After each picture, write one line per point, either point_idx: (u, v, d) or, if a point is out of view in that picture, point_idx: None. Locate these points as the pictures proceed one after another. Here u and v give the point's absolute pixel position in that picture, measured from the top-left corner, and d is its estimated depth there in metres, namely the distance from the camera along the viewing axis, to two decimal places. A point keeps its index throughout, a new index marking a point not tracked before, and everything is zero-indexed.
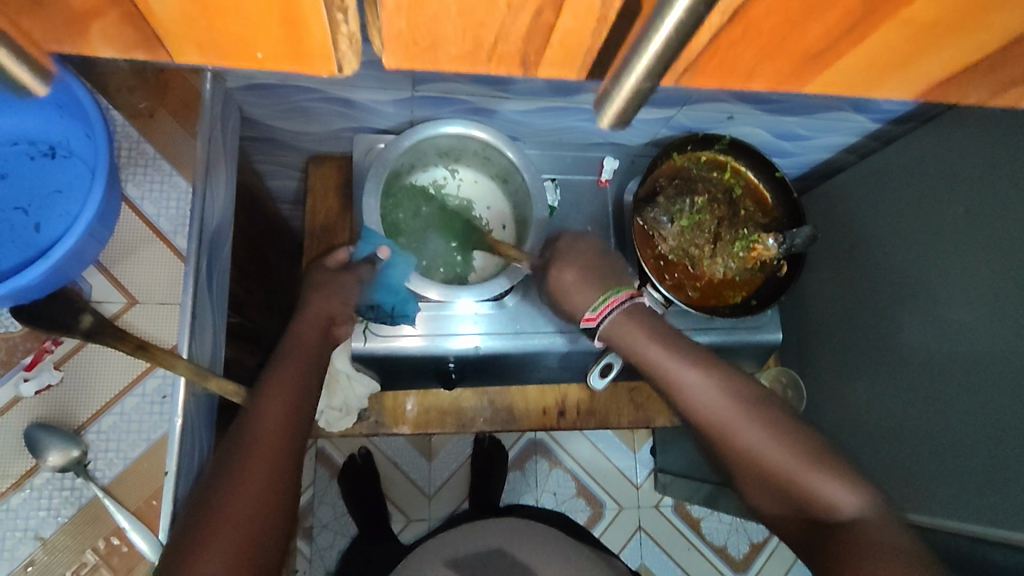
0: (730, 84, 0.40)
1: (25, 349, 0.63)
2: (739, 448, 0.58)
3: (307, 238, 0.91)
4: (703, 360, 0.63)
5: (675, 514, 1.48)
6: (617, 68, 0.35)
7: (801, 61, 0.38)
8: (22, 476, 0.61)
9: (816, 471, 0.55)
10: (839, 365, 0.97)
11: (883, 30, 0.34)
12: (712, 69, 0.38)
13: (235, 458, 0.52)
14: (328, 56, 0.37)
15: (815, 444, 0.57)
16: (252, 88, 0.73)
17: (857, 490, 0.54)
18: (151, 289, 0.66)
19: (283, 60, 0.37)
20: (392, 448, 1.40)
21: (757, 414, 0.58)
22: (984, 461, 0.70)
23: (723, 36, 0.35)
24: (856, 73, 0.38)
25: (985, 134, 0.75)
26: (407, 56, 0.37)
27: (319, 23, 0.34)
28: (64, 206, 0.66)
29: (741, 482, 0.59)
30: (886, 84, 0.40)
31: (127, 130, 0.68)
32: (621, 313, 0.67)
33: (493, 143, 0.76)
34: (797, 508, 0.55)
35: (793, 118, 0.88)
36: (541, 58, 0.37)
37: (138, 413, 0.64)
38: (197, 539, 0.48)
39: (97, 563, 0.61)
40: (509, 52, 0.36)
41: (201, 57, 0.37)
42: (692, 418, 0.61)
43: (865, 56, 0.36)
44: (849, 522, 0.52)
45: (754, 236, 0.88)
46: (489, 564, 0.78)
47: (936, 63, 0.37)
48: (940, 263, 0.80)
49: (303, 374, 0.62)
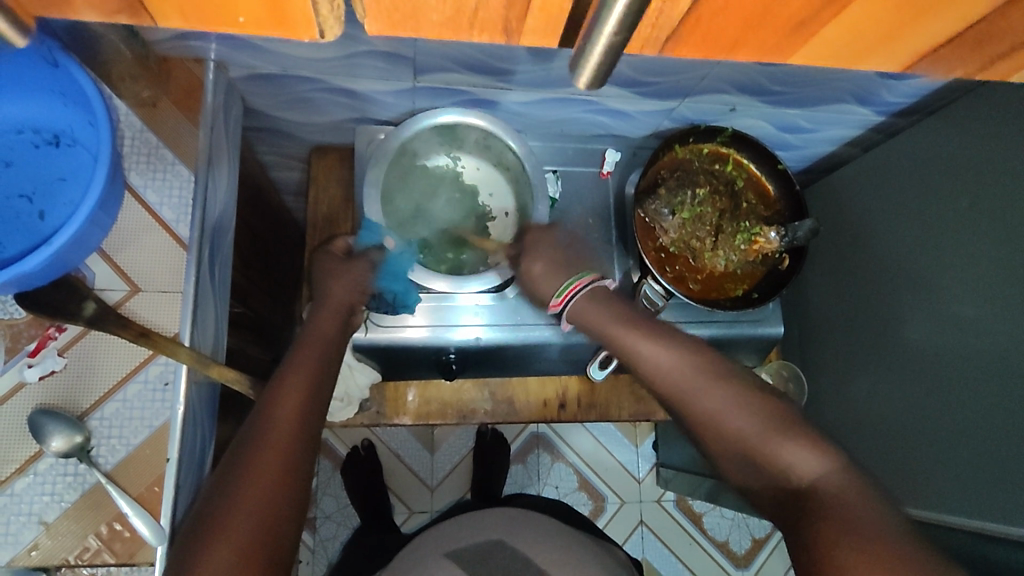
0: (715, 57, 0.40)
1: (29, 336, 0.64)
2: (702, 418, 0.57)
3: (309, 229, 0.91)
4: (664, 334, 0.63)
5: (677, 509, 1.48)
6: (588, 26, 0.35)
7: (784, 32, 0.38)
8: (26, 461, 0.62)
9: (779, 438, 0.54)
10: (841, 359, 0.97)
11: (864, 1, 0.34)
12: (696, 40, 0.38)
13: (249, 448, 0.53)
14: (310, 22, 0.37)
15: (784, 413, 0.56)
16: (255, 78, 0.73)
17: (821, 454, 0.52)
18: (153, 278, 0.67)
19: (265, 25, 0.37)
20: (395, 440, 1.41)
21: (719, 382, 0.58)
22: (987, 454, 0.70)
23: (704, 5, 0.35)
24: (839, 45, 0.38)
25: (988, 124, 0.75)
26: (390, 25, 0.37)
27: None
28: (67, 194, 0.66)
29: (711, 455, 0.58)
30: (871, 57, 0.40)
31: (130, 119, 0.68)
32: (585, 295, 0.68)
33: (494, 133, 0.76)
34: (768, 478, 0.54)
35: (795, 110, 0.88)
36: (523, 25, 0.37)
37: (141, 400, 0.64)
38: (209, 533, 0.48)
39: (100, 547, 0.62)
40: (489, 18, 0.36)
41: (183, 22, 0.37)
42: (658, 391, 0.61)
43: (847, 27, 0.36)
44: (814, 488, 0.51)
45: (756, 229, 0.87)
46: (488, 559, 0.76)
47: (925, 35, 0.37)
48: (942, 255, 0.79)
49: (322, 361, 0.62)
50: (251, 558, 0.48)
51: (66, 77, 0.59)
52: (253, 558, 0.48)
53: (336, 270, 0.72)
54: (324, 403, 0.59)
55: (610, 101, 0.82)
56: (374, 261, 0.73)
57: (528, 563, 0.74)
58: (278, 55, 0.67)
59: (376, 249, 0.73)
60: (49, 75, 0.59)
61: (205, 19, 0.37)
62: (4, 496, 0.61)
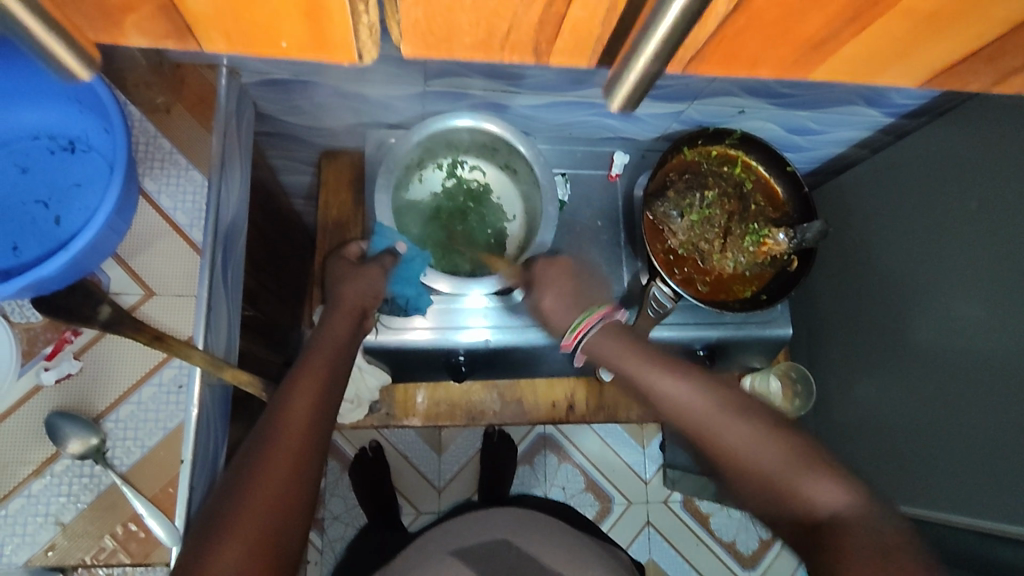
0: (736, 71, 0.41)
1: (45, 339, 0.65)
2: (726, 456, 0.57)
3: (320, 233, 0.92)
4: (685, 368, 0.62)
5: (684, 510, 1.48)
6: (628, 47, 0.36)
7: (804, 48, 0.38)
8: (43, 463, 0.63)
9: (802, 474, 0.54)
10: (849, 360, 0.97)
11: (884, 19, 0.34)
12: (718, 57, 0.39)
13: (262, 447, 0.53)
14: (349, 46, 0.38)
15: (804, 445, 0.56)
16: (267, 84, 0.74)
17: (846, 488, 0.53)
18: (167, 282, 0.67)
19: (306, 48, 0.38)
20: (402, 441, 1.41)
21: (741, 418, 0.57)
22: (995, 458, 0.70)
23: (728, 26, 0.35)
24: (859, 60, 0.39)
25: (997, 126, 0.75)
26: (425, 46, 0.38)
27: (342, 13, 0.34)
28: (83, 199, 0.67)
29: (732, 489, 0.58)
30: (890, 71, 0.40)
31: (144, 125, 0.69)
32: (599, 330, 0.67)
33: (504, 136, 0.76)
34: (787, 512, 0.54)
35: (804, 113, 0.88)
36: (552, 47, 0.37)
37: (155, 402, 0.65)
38: (220, 529, 0.49)
39: (115, 548, 0.63)
40: (520, 41, 0.37)
41: (227, 45, 0.38)
42: (678, 427, 0.60)
43: (868, 42, 0.37)
44: (838, 523, 0.51)
45: (764, 231, 0.87)
46: (494, 554, 0.76)
47: (943, 52, 0.37)
48: (951, 258, 0.79)
49: (334, 364, 0.63)
50: (259, 558, 0.49)
51: (83, 84, 0.59)
52: (261, 557, 0.49)
53: (349, 274, 0.73)
54: (334, 405, 0.60)
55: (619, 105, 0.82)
56: (387, 265, 0.73)
57: (534, 563, 0.74)
58: (290, 61, 0.68)
59: (388, 254, 0.74)
60: (67, 82, 0.60)
61: (249, 43, 0.38)
62: (22, 497, 0.62)
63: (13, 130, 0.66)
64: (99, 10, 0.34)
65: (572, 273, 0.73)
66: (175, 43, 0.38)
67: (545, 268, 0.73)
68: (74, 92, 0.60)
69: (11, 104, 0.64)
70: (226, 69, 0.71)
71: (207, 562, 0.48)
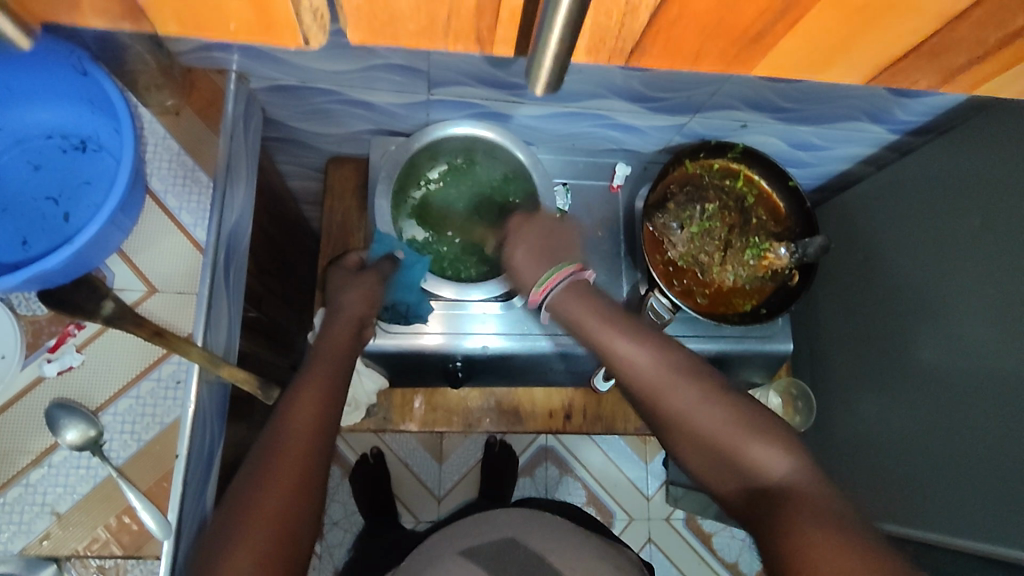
0: (682, 66, 0.41)
1: (49, 332, 0.66)
2: (676, 421, 0.57)
3: (324, 237, 0.93)
4: (642, 332, 0.61)
5: (686, 528, 1.46)
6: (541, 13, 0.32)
7: (743, 43, 0.39)
8: (41, 453, 0.64)
9: (749, 438, 0.54)
10: (851, 379, 0.96)
11: (817, 12, 0.35)
12: (660, 51, 0.39)
13: (273, 450, 0.54)
14: (295, 29, 0.38)
15: (747, 409, 0.56)
16: (275, 89, 0.76)
17: (792, 453, 0.53)
18: (169, 279, 0.69)
19: (255, 32, 0.39)
20: (402, 449, 1.42)
21: (692, 384, 0.57)
22: (995, 482, 0.69)
23: (662, 20, 0.36)
24: (802, 54, 0.39)
25: (1001, 147, 0.75)
26: (370, 32, 0.38)
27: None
28: (92, 197, 0.69)
29: (677, 454, 0.58)
30: (834, 68, 0.41)
31: (153, 126, 0.71)
32: (566, 288, 0.63)
33: (502, 143, 0.78)
34: (733, 475, 0.54)
35: (810, 128, 0.88)
36: (494, 36, 0.38)
37: (153, 397, 0.66)
38: (237, 528, 0.50)
39: (108, 539, 0.64)
40: (461, 29, 0.38)
41: (181, 29, 0.39)
42: (631, 389, 0.60)
43: (805, 35, 0.37)
44: (784, 489, 0.51)
45: (765, 245, 0.88)
46: (503, 554, 0.75)
47: (878, 54, 0.39)
48: (955, 276, 0.79)
49: (336, 370, 0.63)
50: (276, 556, 0.50)
51: (93, 84, 0.62)
52: (278, 555, 0.50)
53: (348, 281, 0.73)
54: (341, 406, 0.61)
55: (622, 117, 0.83)
56: (384, 272, 0.74)
57: (541, 561, 0.74)
58: (297, 67, 0.69)
59: (387, 260, 0.75)
60: (82, 81, 0.62)
61: (201, 26, 0.38)
62: (19, 486, 0.63)
63: (25, 128, 0.68)
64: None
65: (547, 230, 0.69)
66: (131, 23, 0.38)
67: (520, 226, 0.69)
68: (88, 93, 0.63)
69: (24, 103, 0.66)
70: (236, 75, 0.72)
71: (226, 559, 0.48)
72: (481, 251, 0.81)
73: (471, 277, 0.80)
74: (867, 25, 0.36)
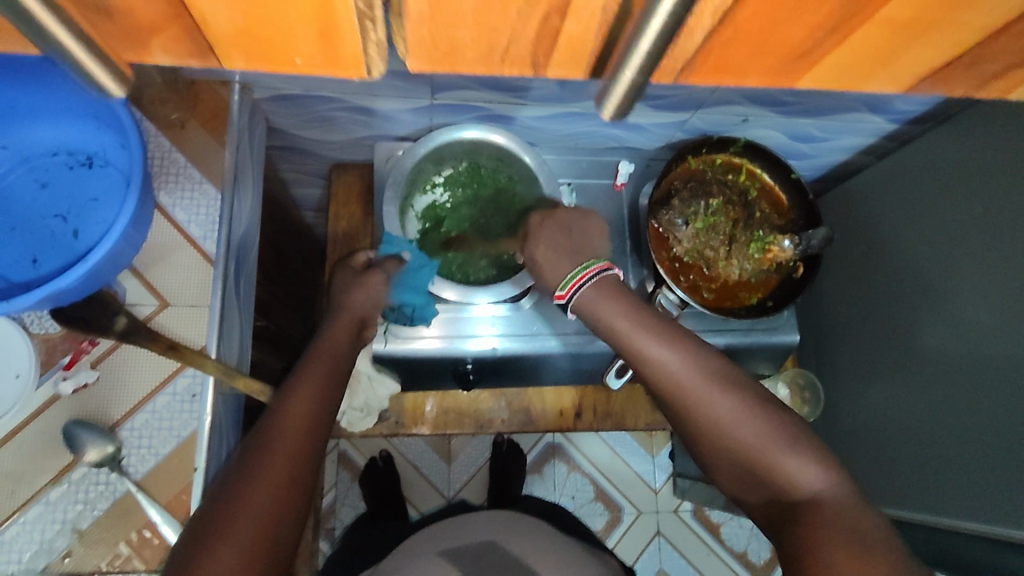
0: (727, 81, 0.43)
1: (63, 349, 0.66)
2: (707, 428, 0.57)
3: (329, 244, 0.94)
4: (675, 335, 0.61)
5: (694, 519, 1.47)
6: (624, 46, 0.38)
7: (789, 59, 0.41)
8: (60, 470, 0.64)
9: (783, 450, 0.54)
10: (857, 367, 0.97)
11: (865, 28, 0.37)
12: (707, 69, 0.41)
13: (261, 447, 0.53)
14: (357, 58, 0.40)
15: (782, 420, 0.56)
16: (278, 99, 0.75)
17: (825, 468, 0.53)
18: (180, 293, 0.69)
19: (319, 65, 0.41)
20: (411, 451, 1.42)
21: (727, 390, 0.57)
22: (1002, 465, 0.70)
23: (714, 38, 0.38)
24: (844, 67, 0.41)
25: (1002, 133, 0.75)
26: (429, 60, 0.41)
27: (350, 32, 0.37)
28: (100, 213, 0.69)
29: (706, 458, 0.58)
30: (874, 79, 0.43)
31: (159, 140, 0.71)
32: (593, 287, 0.64)
33: (508, 147, 0.77)
34: (763, 486, 0.55)
35: (810, 120, 0.88)
36: (549, 61, 0.40)
37: (169, 411, 0.66)
38: (216, 526, 0.48)
39: (130, 554, 0.64)
40: (519, 54, 0.40)
41: (246, 63, 0.41)
42: (660, 392, 0.60)
43: (849, 50, 0.39)
44: (816, 503, 0.52)
45: (769, 238, 0.88)
46: (483, 557, 0.75)
47: (920, 65, 0.41)
48: (957, 263, 0.80)
49: (331, 368, 0.62)
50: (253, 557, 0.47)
51: (99, 101, 0.62)
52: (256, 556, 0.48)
53: (352, 282, 0.72)
54: (334, 409, 0.60)
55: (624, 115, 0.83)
56: (390, 270, 0.73)
57: (520, 564, 0.74)
58: (301, 76, 0.69)
59: (392, 259, 0.74)
60: (88, 99, 0.62)
61: (266, 61, 0.40)
62: (40, 505, 0.63)
63: (32, 147, 0.68)
64: (126, 32, 0.38)
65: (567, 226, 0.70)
66: (197, 60, 0.41)
67: (540, 223, 0.71)
68: (95, 109, 0.63)
69: (30, 122, 0.66)
70: (238, 85, 0.73)
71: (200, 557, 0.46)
72: (487, 252, 0.81)
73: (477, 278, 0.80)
74: (907, 40, 0.38)
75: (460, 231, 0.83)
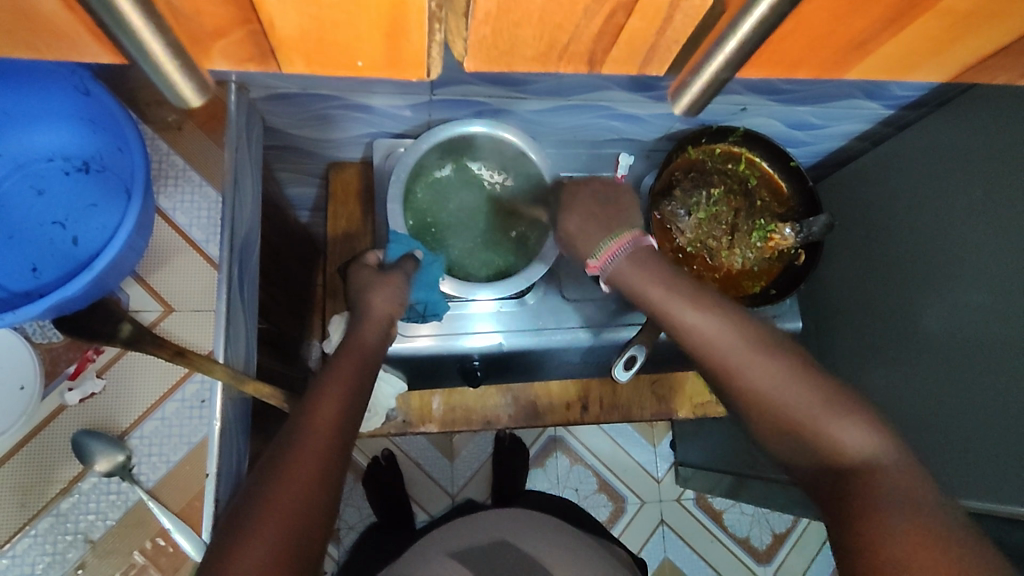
0: (781, 68, 0.58)
1: (68, 358, 0.65)
2: (752, 395, 0.57)
3: (330, 245, 0.93)
4: (710, 299, 0.61)
5: (697, 507, 1.48)
6: (722, 30, 0.50)
7: (843, 49, 0.55)
8: (71, 481, 0.63)
9: (830, 417, 0.54)
10: (858, 352, 0.97)
11: (906, 25, 0.50)
12: (767, 57, 0.55)
13: (288, 451, 0.52)
14: (420, 62, 0.56)
15: (826, 384, 0.56)
16: (274, 98, 0.74)
17: (872, 430, 0.53)
18: (185, 298, 0.69)
19: (377, 66, 0.56)
20: (414, 449, 1.42)
21: (773, 354, 0.57)
22: (1002, 443, 0.71)
23: (778, 35, 0.51)
24: (888, 52, 0.55)
25: (999, 116, 0.76)
26: (483, 58, 0.55)
27: (411, 35, 0.50)
28: (100, 218, 0.70)
29: (755, 426, 0.58)
30: (912, 65, 0.58)
31: (156, 143, 0.71)
32: (625, 256, 0.63)
33: (519, 144, 0.77)
34: (812, 453, 0.55)
35: (808, 108, 0.89)
36: (603, 56, 0.55)
37: (179, 417, 0.66)
38: (246, 531, 0.47)
39: (145, 563, 0.63)
40: (575, 51, 0.54)
41: (303, 66, 0.55)
42: (702, 360, 0.60)
43: (895, 41, 0.53)
44: (867, 468, 0.52)
45: (771, 226, 0.89)
46: (494, 557, 0.75)
47: (929, 52, 0.56)
48: (954, 245, 0.81)
49: (358, 372, 0.62)
50: (281, 562, 0.47)
51: (96, 104, 0.61)
52: (282, 562, 0.47)
53: (372, 282, 0.71)
54: (361, 411, 0.59)
55: (622, 106, 0.81)
56: (408, 270, 0.72)
57: (532, 564, 0.74)
58: (301, 76, 0.67)
59: (407, 259, 0.73)
60: (85, 104, 0.61)
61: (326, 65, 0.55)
62: (51, 516, 0.62)
63: (27, 153, 0.67)
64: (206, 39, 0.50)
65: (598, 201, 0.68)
66: (255, 65, 0.56)
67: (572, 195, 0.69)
68: (91, 114, 0.62)
69: (27, 128, 0.65)
70: (236, 85, 0.67)
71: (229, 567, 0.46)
72: (489, 252, 0.81)
73: (488, 272, 0.80)
74: (939, 24, 0.50)
75: (466, 225, 0.81)
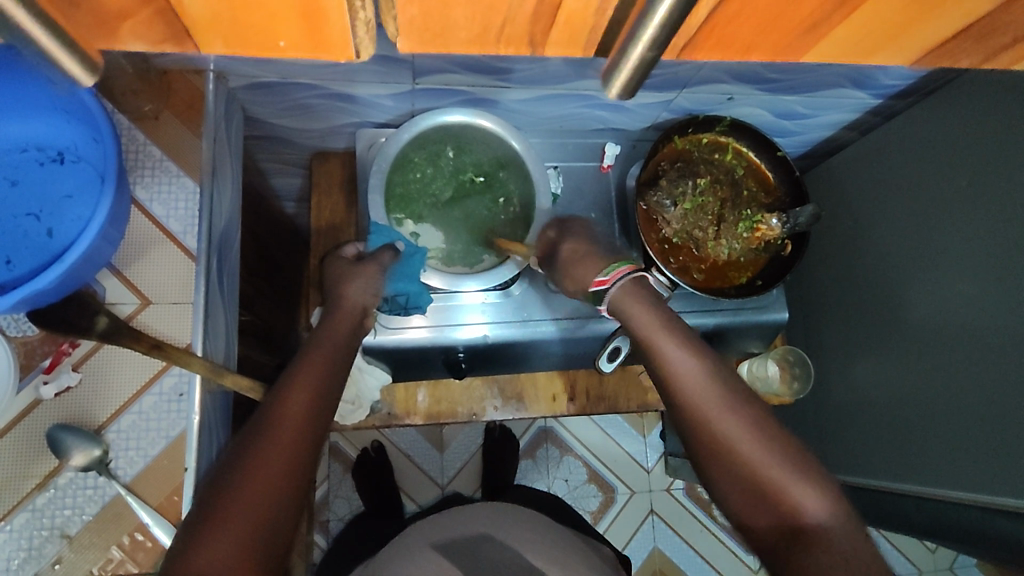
0: (732, 57, 0.53)
1: (43, 352, 0.65)
2: (719, 437, 0.57)
3: (314, 236, 0.91)
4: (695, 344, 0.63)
5: (686, 496, 1.49)
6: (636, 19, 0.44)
7: (796, 35, 0.50)
8: (46, 476, 0.62)
9: (792, 477, 0.54)
10: (845, 343, 0.97)
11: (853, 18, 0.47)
12: (710, 44, 0.51)
13: (255, 443, 0.51)
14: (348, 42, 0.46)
15: (791, 442, 0.57)
16: (254, 87, 0.73)
17: (829, 496, 0.54)
18: (162, 290, 0.68)
19: (300, 47, 0.46)
20: (404, 440, 1.41)
21: (743, 409, 0.58)
22: (993, 432, 0.71)
23: (718, 17, 0.47)
24: (844, 48, 0.52)
25: (987, 104, 0.76)
26: (418, 41, 0.49)
27: (339, 12, 0.42)
28: (75, 210, 0.68)
29: (708, 466, 0.58)
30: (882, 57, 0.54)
31: (132, 133, 0.69)
32: (624, 284, 0.67)
33: (498, 131, 0.78)
34: (766, 506, 0.55)
35: (794, 97, 0.88)
36: (546, 38, 0.48)
37: (156, 411, 0.65)
38: (210, 524, 0.47)
39: (123, 558, 0.63)
40: (514, 33, 0.47)
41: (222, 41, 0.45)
42: (671, 397, 0.61)
43: (847, 34, 0.50)
44: (815, 531, 0.52)
45: (757, 217, 0.87)
46: (477, 552, 0.75)
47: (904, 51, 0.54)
48: (941, 235, 0.80)
49: (330, 361, 0.61)
50: (247, 557, 0.46)
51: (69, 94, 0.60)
52: (252, 556, 0.46)
53: (347, 273, 0.70)
54: (333, 404, 0.58)
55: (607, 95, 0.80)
56: (384, 262, 0.72)
57: (515, 556, 0.74)
58: (281, 63, 0.66)
59: (387, 250, 0.72)
60: (59, 93, 0.61)
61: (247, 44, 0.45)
62: (27, 511, 0.62)
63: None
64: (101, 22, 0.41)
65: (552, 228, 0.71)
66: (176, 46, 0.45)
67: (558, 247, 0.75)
68: (65, 103, 0.61)
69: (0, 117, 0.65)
70: (214, 74, 0.70)
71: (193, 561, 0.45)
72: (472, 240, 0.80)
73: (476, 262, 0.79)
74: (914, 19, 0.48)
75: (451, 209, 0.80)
